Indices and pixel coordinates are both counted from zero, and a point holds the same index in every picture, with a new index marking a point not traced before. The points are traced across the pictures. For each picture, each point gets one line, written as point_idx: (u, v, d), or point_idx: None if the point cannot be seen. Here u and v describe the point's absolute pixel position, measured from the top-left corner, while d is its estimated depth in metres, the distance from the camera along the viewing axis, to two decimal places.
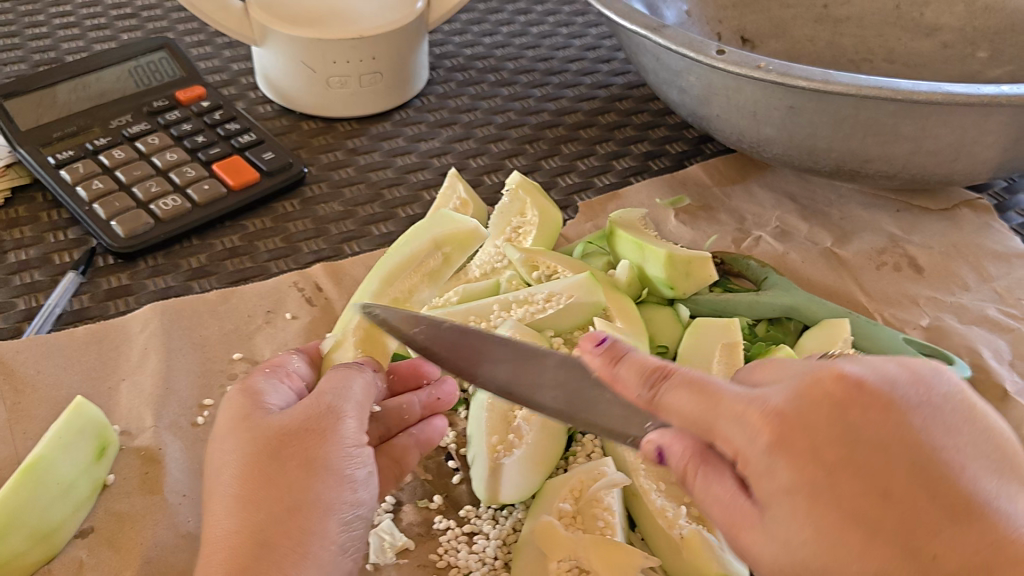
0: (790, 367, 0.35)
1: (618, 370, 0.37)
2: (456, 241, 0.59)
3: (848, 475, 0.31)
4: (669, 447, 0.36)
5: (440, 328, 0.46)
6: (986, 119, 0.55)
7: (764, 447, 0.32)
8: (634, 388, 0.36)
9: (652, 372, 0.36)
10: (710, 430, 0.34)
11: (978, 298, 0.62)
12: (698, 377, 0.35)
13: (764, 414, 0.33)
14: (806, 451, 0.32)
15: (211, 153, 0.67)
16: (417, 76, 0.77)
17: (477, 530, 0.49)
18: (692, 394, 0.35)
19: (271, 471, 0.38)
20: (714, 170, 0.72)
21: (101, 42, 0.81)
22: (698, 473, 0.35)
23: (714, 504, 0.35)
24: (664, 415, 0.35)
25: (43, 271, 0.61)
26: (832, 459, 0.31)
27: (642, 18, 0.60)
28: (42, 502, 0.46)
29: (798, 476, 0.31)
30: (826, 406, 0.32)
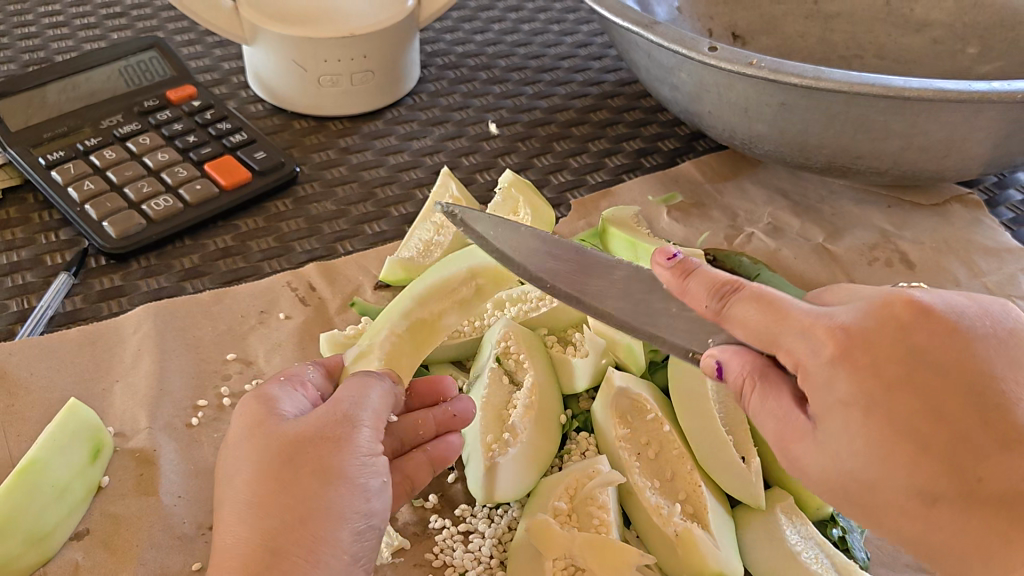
0: (860, 293, 0.37)
1: (690, 283, 0.40)
2: (493, 275, 0.56)
3: (906, 389, 0.33)
4: (728, 363, 0.38)
5: (520, 231, 0.47)
6: (976, 116, 0.56)
7: (825, 359, 0.35)
8: (703, 299, 0.39)
9: (721, 286, 0.39)
10: (771, 341, 0.37)
11: (970, 294, 0.62)
12: (766, 293, 0.38)
13: (830, 329, 0.35)
14: (867, 365, 0.34)
15: (203, 152, 0.67)
16: (409, 74, 0.77)
17: (473, 529, 0.49)
18: (758, 306, 0.37)
19: (284, 478, 0.38)
20: (706, 166, 0.72)
21: (90, 42, 0.80)
22: (756, 389, 0.37)
23: (769, 420, 0.37)
24: (730, 326, 0.38)
25: (35, 272, 0.60)
26: (892, 375, 0.33)
27: (634, 15, 0.60)
28: (37, 505, 0.46)
29: (858, 389, 0.33)
30: (892, 326, 0.34)
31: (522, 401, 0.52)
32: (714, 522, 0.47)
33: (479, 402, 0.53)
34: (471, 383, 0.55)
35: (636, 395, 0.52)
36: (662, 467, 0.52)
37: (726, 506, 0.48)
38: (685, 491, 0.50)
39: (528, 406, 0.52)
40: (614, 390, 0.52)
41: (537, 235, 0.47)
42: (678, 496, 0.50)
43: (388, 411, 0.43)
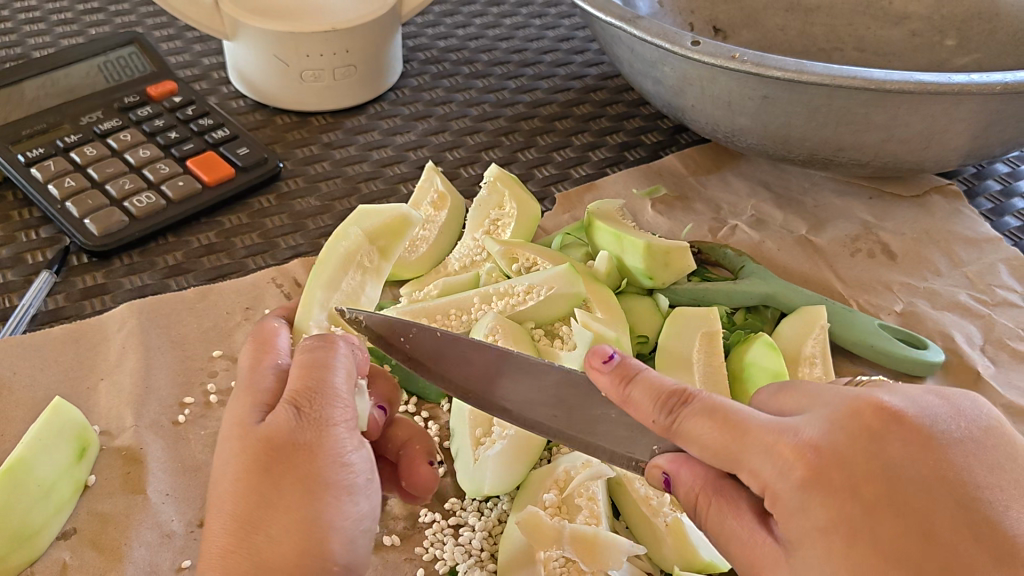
0: (821, 394, 0.34)
1: (632, 392, 0.35)
2: (390, 230, 0.55)
3: (886, 511, 0.29)
4: (679, 474, 0.36)
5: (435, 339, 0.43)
6: (956, 107, 0.56)
7: (796, 482, 0.30)
8: (649, 412, 0.34)
9: (668, 397, 0.34)
10: (731, 461, 0.32)
11: (951, 284, 0.63)
12: (719, 404, 0.33)
13: (797, 447, 0.31)
14: (842, 486, 0.30)
15: (184, 149, 0.67)
16: (391, 69, 0.77)
17: (463, 522, 0.49)
18: (715, 424, 0.32)
19: (266, 491, 0.34)
20: (689, 159, 0.73)
21: (68, 37, 0.80)
22: (712, 503, 0.34)
23: (732, 541, 0.34)
24: (682, 443, 0.34)
25: (16, 270, 0.60)
26: (871, 495, 0.29)
27: (616, 10, 0.60)
28: (24, 503, 0.46)
29: (832, 515, 0.29)
30: (863, 438, 0.31)
31: None
32: None
33: None
34: None
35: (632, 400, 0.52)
36: None
37: None
38: None
39: None
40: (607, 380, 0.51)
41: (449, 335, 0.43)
42: None
43: (355, 375, 0.38)
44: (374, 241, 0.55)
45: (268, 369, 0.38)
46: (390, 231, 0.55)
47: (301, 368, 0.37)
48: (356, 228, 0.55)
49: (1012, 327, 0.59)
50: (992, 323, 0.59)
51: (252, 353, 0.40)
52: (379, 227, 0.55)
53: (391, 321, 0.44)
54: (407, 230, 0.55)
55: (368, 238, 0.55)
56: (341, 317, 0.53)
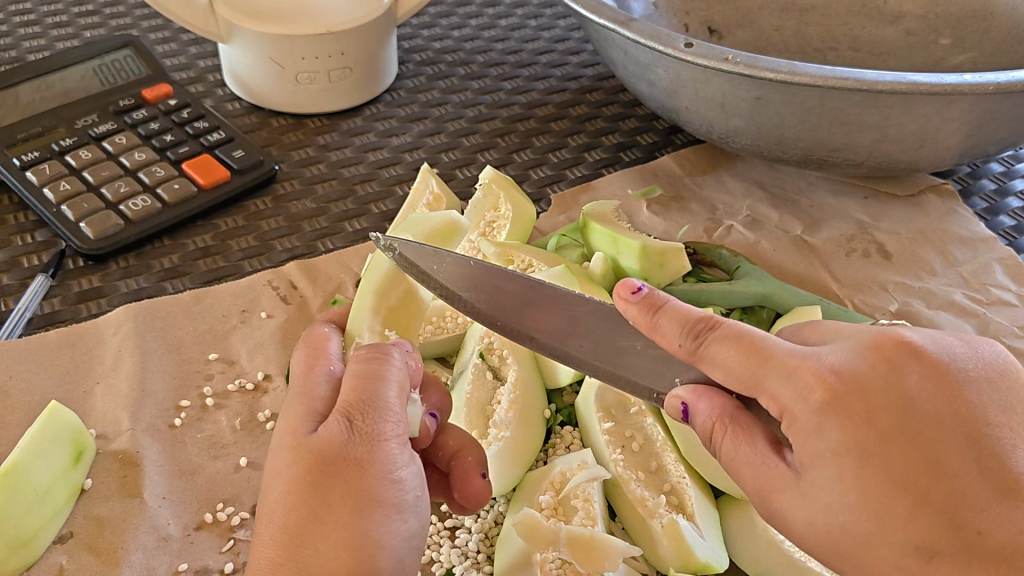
0: (844, 330, 0.34)
1: (660, 321, 0.35)
2: (442, 235, 0.57)
3: (900, 439, 0.30)
4: (696, 404, 0.35)
5: (469, 270, 0.42)
6: (949, 107, 0.56)
7: (814, 405, 0.31)
8: (673, 338, 0.35)
9: (695, 322, 0.35)
10: (752, 387, 0.33)
11: (945, 283, 0.63)
12: (744, 332, 0.34)
13: (817, 372, 0.32)
14: (860, 413, 0.31)
15: (180, 152, 0.67)
16: (387, 70, 0.77)
17: (460, 524, 0.49)
18: (738, 349, 0.33)
19: (317, 506, 0.33)
20: (684, 159, 0.73)
21: (63, 40, 0.80)
22: (728, 434, 0.34)
23: (743, 467, 0.34)
24: (705, 368, 0.34)
25: (11, 274, 0.60)
26: (886, 423, 0.31)
27: (608, 12, 0.61)
28: (19, 508, 0.46)
29: (848, 439, 0.31)
30: (883, 368, 0.32)
31: (506, 398, 0.52)
32: (698, 512, 0.48)
33: (462, 400, 0.53)
34: (454, 380, 0.55)
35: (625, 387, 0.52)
36: (648, 458, 0.53)
37: (710, 497, 0.49)
38: (670, 482, 0.51)
39: (512, 401, 0.52)
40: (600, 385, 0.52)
41: (485, 267, 0.42)
42: (663, 487, 0.51)
43: (407, 390, 0.38)
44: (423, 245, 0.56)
45: (321, 378, 0.38)
46: (439, 235, 0.57)
47: (355, 379, 0.36)
48: (409, 234, 0.56)
49: (1006, 326, 0.59)
50: (986, 323, 0.60)
51: (303, 359, 0.39)
52: (432, 232, 0.56)
53: (425, 251, 0.42)
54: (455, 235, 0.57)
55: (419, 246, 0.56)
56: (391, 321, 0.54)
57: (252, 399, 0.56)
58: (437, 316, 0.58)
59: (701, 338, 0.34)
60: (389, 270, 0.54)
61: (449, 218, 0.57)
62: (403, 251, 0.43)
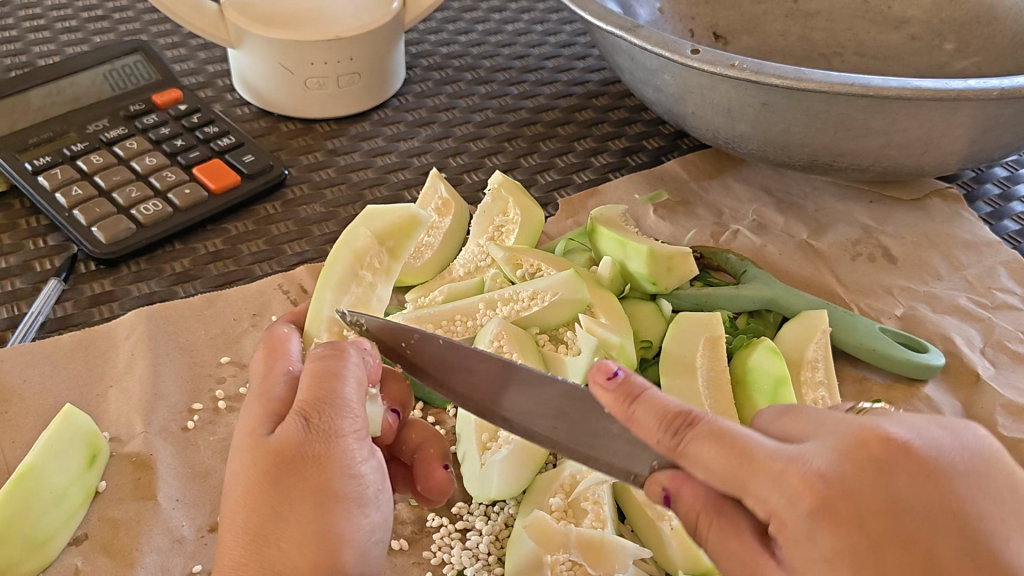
0: (826, 420, 0.33)
1: (635, 410, 0.33)
2: (399, 230, 0.54)
3: (891, 544, 0.29)
4: (679, 491, 0.34)
5: (438, 347, 0.42)
6: (955, 112, 0.57)
7: (804, 512, 0.29)
8: (652, 431, 0.33)
9: (673, 417, 0.32)
10: (736, 488, 0.31)
11: (951, 287, 0.63)
12: (723, 427, 0.32)
13: (804, 476, 0.30)
14: (849, 520, 0.29)
15: (191, 156, 0.67)
16: (394, 76, 0.78)
17: (470, 526, 0.50)
18: (719, 447, 0.31)
19: (275, 503, 0.34)
20: (690, 164, 0.73)
21: (73, 45, 0.80)
22: (715, 524, 0.33)
23: (733, 564, 0.33)
24: (687, 465, 0.32)
25: (24, 278, 0.60)
26: (877, 530, 0.29)
27: (616, 19, 0.61)
28: (37, 510, 0.46)
29: (839, 549, 0.29)
30: (869, 469, 0.30)
31: None
32: None
33: None
34: None
35: None
36: None
37: None
38: None
39: None
40: None
41: (449, 345, 0.41)
42: None
43: (365, 385, 0.38)
44: (381, 241, 0.54)
45: (279, 377, 0.39)
46: (399, 231, 0.54)
47: (310, 377, 0.37)
48: (365, 229, 0.54)
49: (1011, 330, 0.60)
50: (991, 326, 0.60)
51: (263, 361, 0.40)
52: (387, 227, 0.54)
53: (387, 326, 0.43)
54: (415, 230, 0.55)
55: (378, 239, 0.54)
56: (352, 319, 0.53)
57: None
58: (446, 320, 0.58)
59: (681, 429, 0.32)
60: (345, 269, 0.53)
61: (405, 207, 0.55)
62: (369, 326, 0.44)
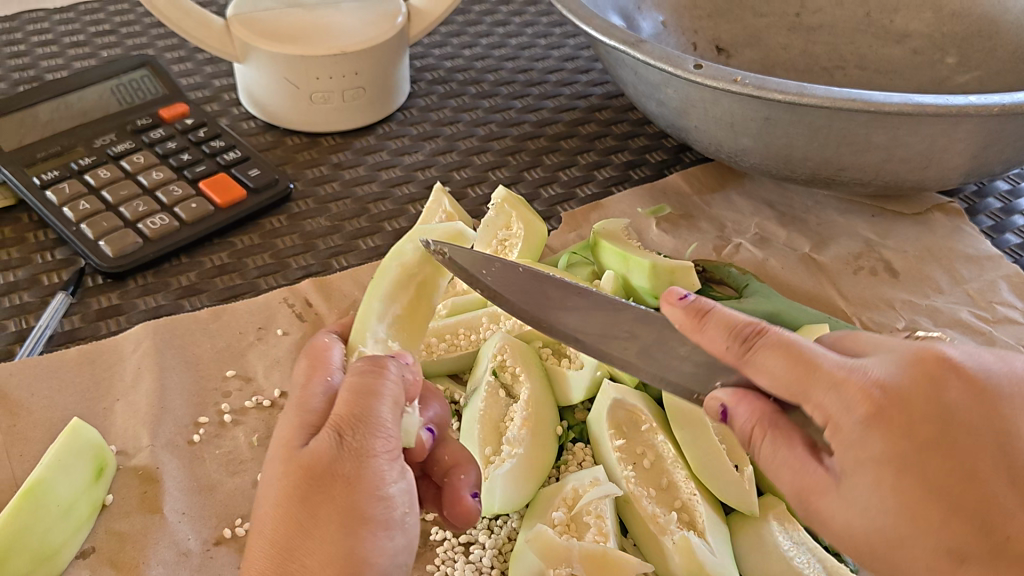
0: (884, 343, 0.37)
1: (705, 324, 0.37)
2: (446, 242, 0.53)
3: (935, 451, 0.33)
4: (736, 409, 0.37)
5: (513, 273, 0.44)
6: (955, 128, 0.57)
7: (859, 418, 0.33)
8: (720, 340, 0.37)
9: (742, 328, 0.37)
10: (798, 395, 0.35)
11: (952, 301, 0.64)
12: (790, 340, 0.36)
13: (865, 386, 0.34)
14: (902, 425, 0.33)
15: (197, 171, 0.68)
16: (399, 89, 0.78)
17: (474, 540, 0.50)
18: (786, 358, 0.35)
19: (303, 518, 0.34)
20: (693, 177, 0.74)
21: (80, 60, 0.81)
22: (767, 438, 0.36)
23: (781, 473, 0.36)
24: (750, 372, 0.36)
25: (32, 292, 0.61)
26: (926, 438, 0.33)
27: (619, 33, 0.61)
28: (45, 524, 0.47)
29: (889, 449, 0.33)
30: (925, 384, 0.34)
31: (519, 415, 0.53)
32: (709, 528, 0.48)
33: (475, 416, 0.54)
34: (468, 397, 0.55)
35: (631, 405, 0.52)
36: (658, 475, 0.54)
37: (721, 514, 0.50)
38: (682, 499, 0.51)
39: (525, 418, 0.53)
40: (610, 401, 0.52)
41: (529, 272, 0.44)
42: (674, 504, 0.52)
43: (402, 402, 0.39)
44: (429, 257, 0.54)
45: (318, 388, 0.39)
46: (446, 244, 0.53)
47: (349, 392, 0.37)
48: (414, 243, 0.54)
49: (1012, 344, 0.60)
50: (993, 340, 0.60)
51: (306, 370, 0.42)
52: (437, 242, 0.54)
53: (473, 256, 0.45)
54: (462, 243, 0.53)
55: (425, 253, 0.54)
56: (398, 332, 0.52)
57: (269, 416, 0.57)
58: (451, 334, 0.59)
59: (756, 341, 0.36)
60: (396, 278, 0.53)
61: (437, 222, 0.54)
62: (452, 256, 0.46)
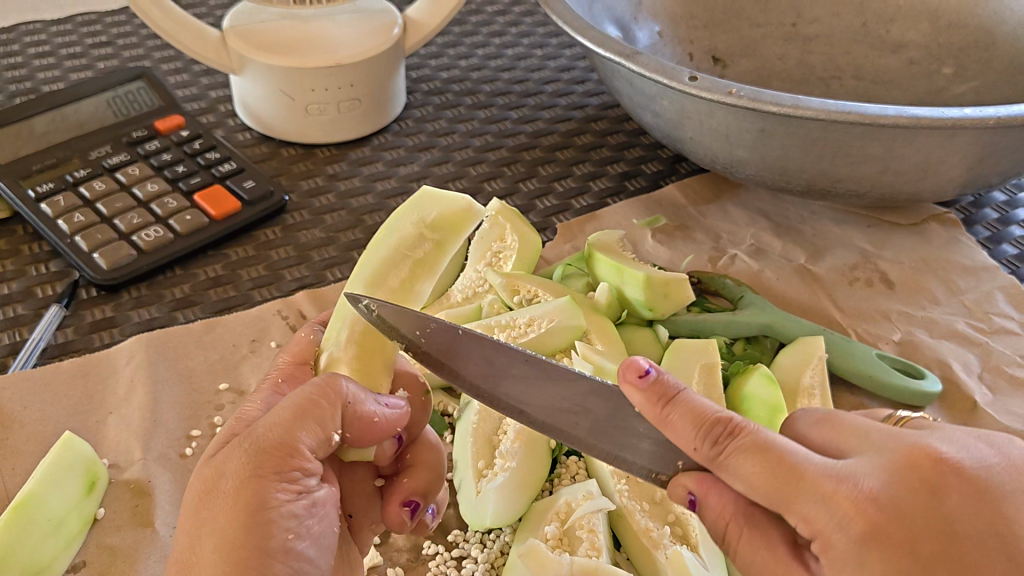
0: (868, 433, 0.34)
1: (670, 414, 0.34)
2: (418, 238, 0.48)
3: (941, 569, 0.30)
4: (708, 498, 0.36)
5: (455, 336, 0.42)
6: (951, 140, 0.57)
7: (853, 537, 0.31)
8: (689, 441, 0.34)
9: (713, 425, 0.34)
10: (782, 505, 0.32)
11: (949, 311, 0.63)
12: (765, 443, 0.33)
13: (854, 500, 0.31)
14: (901, 544, 0.30)
15: (192, 183, 0.68)
16: (395, 101, 0.78)
17: (466, 554, 0.50)
18: (762, 463, 0.32)
19: (190, 537, 0.35)
20: (688, 188, 0.74)
21: (77, 71, 0.81)
22: (744, 535, 0.36)
23: (765, 574, 0.35)
24: (725, 476, 0.34)
25: (26, 304, 0.61)
26: (928, 555, 0.30)
27: (615, 45, 0.61)
28: (35, 539, 0.47)
29: (888, 571, 0.30)
30: (920, 492, 0.31)
31: (511, 429, 0.53)
32: (702, 541, 0.48)
33: (468, 430, 0.53)
34: (463, 409, 0.55)
35: None
36: (652, 489, 0.53)
37: None
38: (675, 513, 0.51)
39: (517, 432, 0.52)
40: None
41: (471, 337, 0.42)
42: (668, 518, 0.51)
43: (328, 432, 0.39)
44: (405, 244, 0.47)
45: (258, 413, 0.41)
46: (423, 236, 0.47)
47: (285, 410, 0.38)
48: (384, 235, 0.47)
49: (1008, 356, 0.60)
50: (990, 352, 0.60)
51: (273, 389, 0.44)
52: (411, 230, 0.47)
53: (408, 314, 0.42)
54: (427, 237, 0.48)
55: None
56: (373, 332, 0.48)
57: None
58: None
59: (727, 435, 0.33)
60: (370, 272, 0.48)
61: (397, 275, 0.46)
62: (381, 311, 0.43)
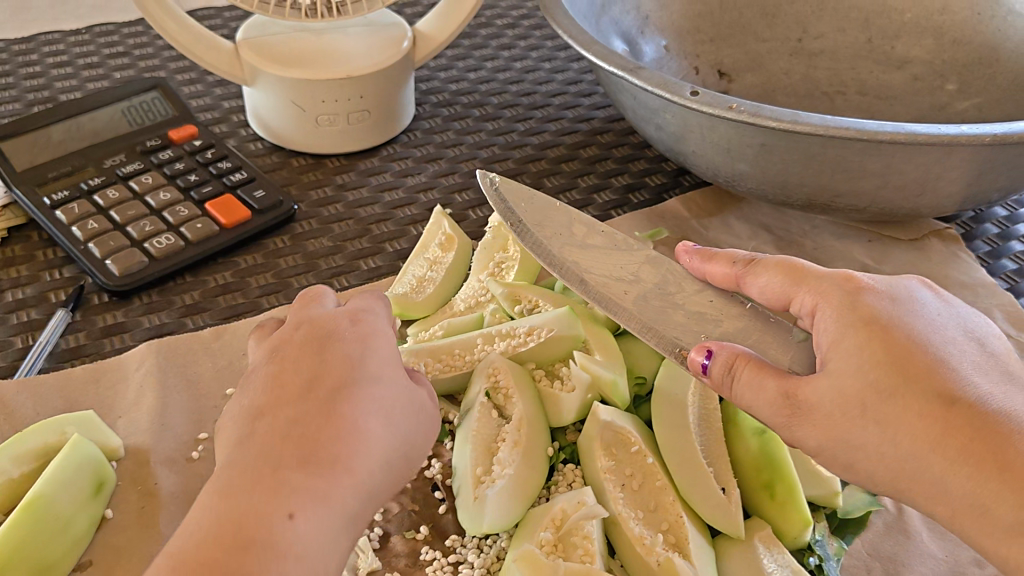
0: None
1: (712, 255, 0.51)
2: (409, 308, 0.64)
3: (915, 323, 0.42)
4: (718, 350, 0.45)
5: (550, 214, 0.56)
6: (949, 156, 0.58)
7: (847, 292, 0.43)
8: (726, 269, 0.50)
9: (742, 260, 0.50)
10: (793, 292, 0.46)
11: None
12: (782, 259, 0.48)
13: (849, 277, 0.44)
14: (881, 301, 0.43)
15: (204, 192, 0.69)
16: (404, 111, 0.80)
17: (463, 559, 0.51)
18: (780, 268, 0.47)
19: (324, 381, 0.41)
20: (692, 202, 0.75)
21: (94, 81, 0.83)
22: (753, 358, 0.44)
23: (768, 382, 0.43)
24: (751, 285, 0.48)
25: (39, 309, 0.62)
26: (904, 313, 0.42)
27: (618, 60, 0.63)
28: (41, 538, 0.48)
29: (875, 316, 0.42)
30: (899, 288, 0.45)
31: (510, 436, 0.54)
32: (695, 551, 0.49)
33: (468, 437, 0.54)
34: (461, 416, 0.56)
35: (620, 427, 0.53)
36: (647, 499, 0.53)
37: (707, 537, 0.50)
38: (669, 521, 0.52)
39: (515, 441, 0.54)
40: (600, 424, 0.53)
41: (558, 215, 0.56)
42: (662, 526, 0.52)
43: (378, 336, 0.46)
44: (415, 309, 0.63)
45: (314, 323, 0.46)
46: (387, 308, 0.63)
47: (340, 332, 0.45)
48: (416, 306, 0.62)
49: None
50: None
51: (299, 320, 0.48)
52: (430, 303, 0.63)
53: (516, 192, 0.56)
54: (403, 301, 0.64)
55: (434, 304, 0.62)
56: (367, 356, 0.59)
57: None
58: (446, 354, 0.60)
59: (746, 261, 0.49)
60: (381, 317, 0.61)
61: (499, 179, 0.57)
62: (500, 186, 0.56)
